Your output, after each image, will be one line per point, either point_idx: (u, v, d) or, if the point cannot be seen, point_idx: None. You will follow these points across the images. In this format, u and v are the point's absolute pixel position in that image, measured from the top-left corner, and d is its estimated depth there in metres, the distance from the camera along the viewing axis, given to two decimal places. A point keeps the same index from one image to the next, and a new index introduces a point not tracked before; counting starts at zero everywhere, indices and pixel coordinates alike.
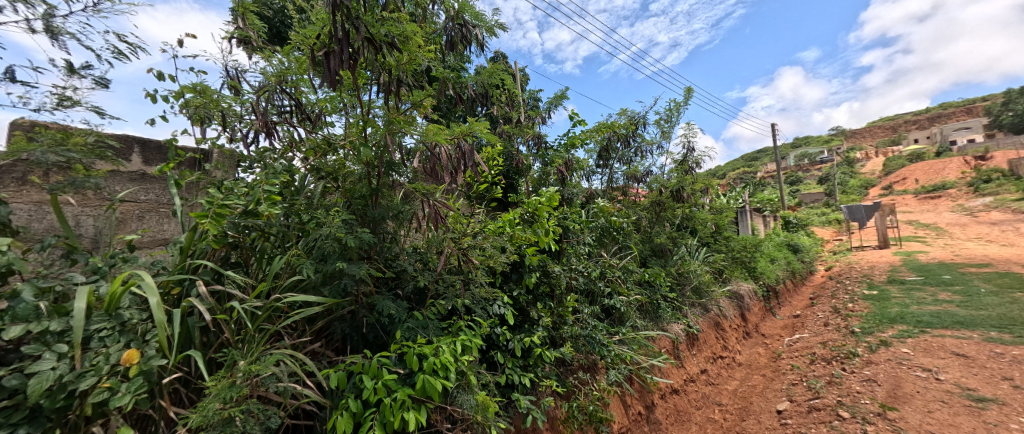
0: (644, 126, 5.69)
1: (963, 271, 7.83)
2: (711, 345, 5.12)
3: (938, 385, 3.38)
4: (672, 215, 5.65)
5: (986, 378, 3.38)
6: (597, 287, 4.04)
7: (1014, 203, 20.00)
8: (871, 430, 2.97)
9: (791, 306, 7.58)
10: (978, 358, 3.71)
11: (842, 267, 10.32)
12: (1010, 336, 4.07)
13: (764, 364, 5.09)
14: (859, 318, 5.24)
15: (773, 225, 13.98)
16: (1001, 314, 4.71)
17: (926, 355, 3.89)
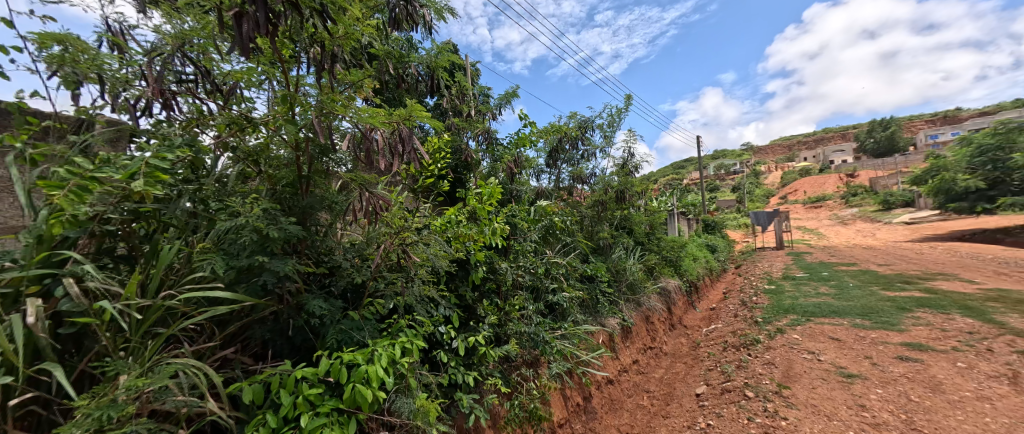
0: (590, 131, 6.06)
1: (839, 268, 9.37)
2: (642, 337, 5.58)
3: (820, 365, 4.03)
4: (612, 217, 6.07)
5: (854, 357, 4.10)
6: (541, 283, 4.24)
7: (879, 214, 24.15)
8: (770, 406, 3.46)
9: (709, 299, 8.49)
10: (849, 341, 4.47)
11: (751, 265, 11.75)
12: (870, 322, 4.97)
13: (685, 352, 5.66)
14: (762, 309, 6.03)
15: (696, 227, 15.48)
16: (865, 304, 5.72)
17: (811, 340, 4.62)
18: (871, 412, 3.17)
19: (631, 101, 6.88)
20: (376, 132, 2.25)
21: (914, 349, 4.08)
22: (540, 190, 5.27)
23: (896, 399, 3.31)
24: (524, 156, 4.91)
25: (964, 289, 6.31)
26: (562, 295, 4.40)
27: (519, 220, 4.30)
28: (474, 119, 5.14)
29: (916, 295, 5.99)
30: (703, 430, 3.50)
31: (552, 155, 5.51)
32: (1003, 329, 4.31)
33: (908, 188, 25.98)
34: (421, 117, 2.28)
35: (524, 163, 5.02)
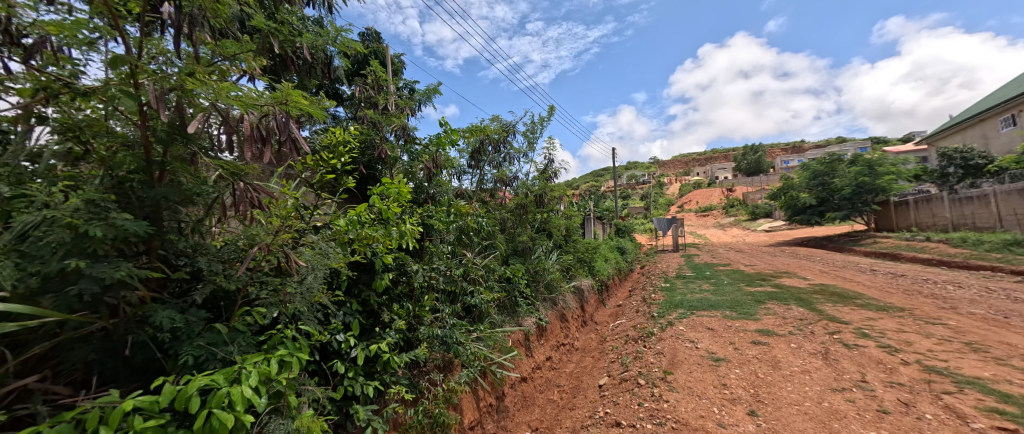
0: (513, 134, 6.18)
1: (717, 268, 11.09)
2: (556, 334, 5.88)
3: (696, 351, 4.70)
4: (532, 220, 6.24)
5: (722, 343, 4.87)
6: (459, 284, 4.14)
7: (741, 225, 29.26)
8: (656, 391, 3.86)
9: (616, 296, 9.33)
10: (719, 329, 5.31)
11: (652, 265, 13.25)
12: (735, 313, 5.96)
13: (594, 347, 6.07)
14: (657, 306, 6.83)
15: (608, 231, 17.02)
16: (732, 299, 6.84)
17: (692, 330, 5.36)
18: (729, 389, 3.75)
19: (553, 110, 7.19)
20: (247, 115, 1.96)
21: (763, 334, 5.00)
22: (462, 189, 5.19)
23: (748, 376, 3.98)
24: (446, 154, 4.78)
25: (801, 285, 7.89)
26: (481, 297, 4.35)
27: (436, 221, 4.08)
28: (392, 113, 4.78)
29: (768, 291, 7.32)
30: (601, 417, 3.75)
31: (475, 155, 5.47)
32: (820, 316, 5.49)
33: (760, 204, 31.88)
34: (301, 104, 2.08)
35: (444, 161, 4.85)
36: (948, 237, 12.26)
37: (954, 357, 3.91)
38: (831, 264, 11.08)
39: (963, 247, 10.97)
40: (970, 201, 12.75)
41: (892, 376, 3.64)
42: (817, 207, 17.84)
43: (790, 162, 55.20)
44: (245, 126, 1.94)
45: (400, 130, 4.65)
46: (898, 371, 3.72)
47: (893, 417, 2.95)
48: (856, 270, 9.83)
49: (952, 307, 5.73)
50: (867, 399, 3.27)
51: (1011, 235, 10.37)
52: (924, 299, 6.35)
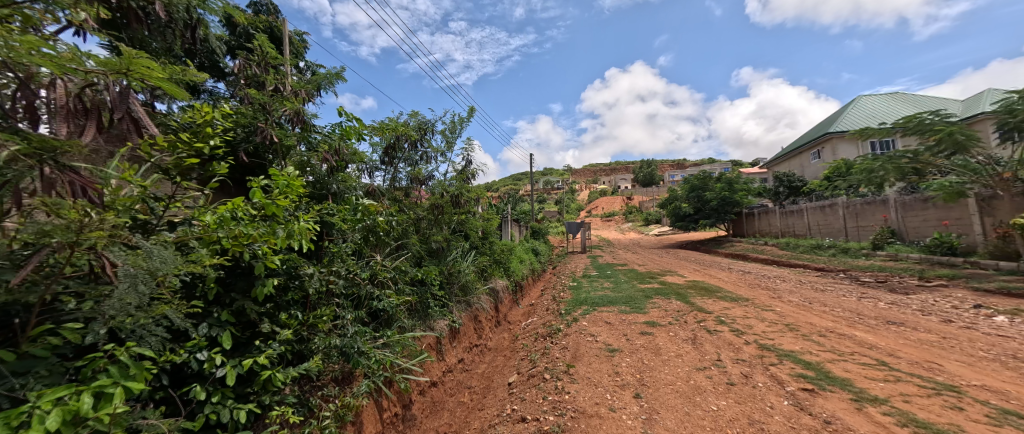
0: (432, 133, 6.06)
1: (616, 267, 12.41)
2: (468, 336, 5.94)
3: (596, 343, 5.17)
4: (448, 221, 6.14)
5: (617, 334, 5.46)
6: (364, 288, 3.81)
7: (633, 230, 33.05)
8: (559, 384, 4.11)
9: (529, 295, 9.74)
10: (615, 323, 5.94)
11: (561, 265, 14.16)
12: (628, 308, 6.72)
13: (506, 346, 6.24)
14: (565, 303, 7.34)
15: (523, 233, 17.78)
16: (627, 295, 7.71)
17: (593, 325, 5.88)
18: (621, 376, 4.16)
19: (474, 111, 7.24)
20: (62, 81, 1.65)
21: (650, 325, 5.73)
22: (371, 186, 4.82)
23: (636, 363, 4.47)
24: (352, 147, 4.07)
25: (680, 281, 9.23)
26: (390, 301, 4.08)
27: (338, 219, 3.54)
28: (284, 96, 3.84)
29: (655, 287, 8.40)
30: (508, 414, 3.83)
31: (388, 151, 5.21)
32: (693, 308, 6.47)
33: (648, 212, 36.42)
34: (146, 75, 1.77)
35: (347, 153, 4.01)
36: (777, 242, 15.57)
37: (779, 336, 4.98)
38: (700, 264, 13.16)
39: (785, 250, 14.05)
40: (792, 215, 16.29)
41: (738, 354, 4.47)
42: (689, 215, 21.05)
43: (673, 176, 63.84)
44: (58, 93, 1.61)
45: (295, 115, 3.66)
46: (742, 349, 4.59)
47: (737, 388, 3.61)
48: (718, 268, 11.82)
49: (780, 297, 7.26)
50: (721, 375, 3.95)
51: (814, 241, 13.61)
52: (763, 290, 7.93)
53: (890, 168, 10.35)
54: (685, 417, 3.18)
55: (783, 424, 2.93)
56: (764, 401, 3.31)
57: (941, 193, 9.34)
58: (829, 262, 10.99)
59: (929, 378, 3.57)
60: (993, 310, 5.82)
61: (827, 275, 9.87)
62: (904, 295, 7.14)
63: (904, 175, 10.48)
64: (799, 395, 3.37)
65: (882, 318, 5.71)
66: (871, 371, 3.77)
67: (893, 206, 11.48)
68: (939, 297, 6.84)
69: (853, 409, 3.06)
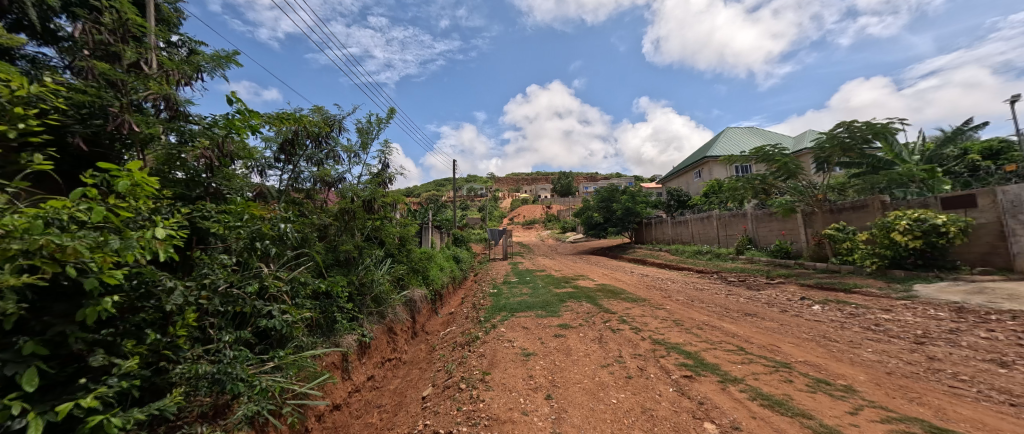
0: (339, 130, 5.74)
1: (535, 273, 12.90)
2: (380, 350, 5.67)
3: (512, 348, 5.30)
4: (361, 227, 5.78)
5: (532, 338, 5.68)
6: (251, 305, 3.27)
7: (552, 238, 34.59)
8: (474, 392, 4.10)
9: (449, 304, 9.62)
10: (531, 327, 6.16)
11: (482, 273, 14.25)
12: (543, 312, 7.03)
13: (421, 358, 6.08)
14: (484, 310, 7.41)
15: (445, 240, 17.55)
16: (544, 299, 8.06)
17: (511, 331, 6.02)
18: (534, 379, 4.31)
19: (392, 112, 7.03)
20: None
21: (563, 328, 6.06)
22: (261, 187, 4.24)
23: (549, 366, 4.66)
24: (241, 140, 3.47)
25: (591, 285, 9.91)
26: (283, 317, 3.65)
27: (215, 222, 2.99)
28: (155, 75, 3.20)
29: (569, 291, 8.91)
30: (420, 430, 3.69)
31: (283, 147, 4.73)
32: (600, 310, 6.99)
33: (565, 221, 38.44)
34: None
35: (238, 146, 3.49)
36: (671, 248, 17.57)
37: (667, 331, 5.63)
38: (610, 268, 14.28)
39: (676, 255, 15.94)
40: (680, 224, 18.50)
41: (636, 349, 4.95)
42: (601, 224, 22.70)
43: (588, 188, 68.52)
44: None
45: (163, 101, 3.10)
46: (638, 345, 5.09)
47: (633, 380, 3.99)
48: (623, 272, 12.96)
49: (670, 296, 8.20)
50: (621, 370, 4.32)
51: (699, 248, 15.66)
52: (657, 291, 8.90)
53: (751, 188, 12.41)
54: (588, 412, 3.41)
55: (668, 408, 3.31)
56: (654, 390, 3.70)
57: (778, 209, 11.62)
58: (708, 265, 12.75)
59: (771, 358, 4.33)
60: (812, 300, 7.29)
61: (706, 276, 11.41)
62: (756, 291, 8.58)
63: (756, 193, 12.66)
64: (682, 381, 3.83)
65: (742, 311, 6.77)
66: (733, 356, 4.45)
67: (749, 218, 13.69)
68: (779, 291, 8.37)
69: (718, 389, 3.59)
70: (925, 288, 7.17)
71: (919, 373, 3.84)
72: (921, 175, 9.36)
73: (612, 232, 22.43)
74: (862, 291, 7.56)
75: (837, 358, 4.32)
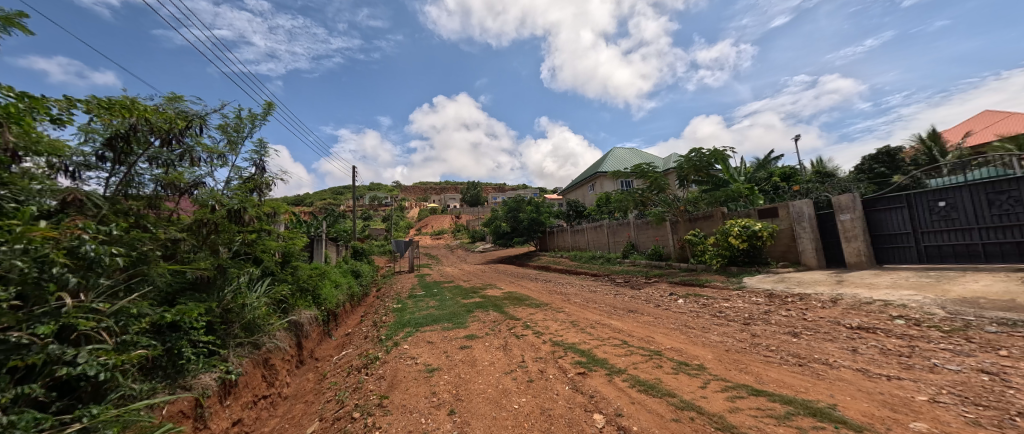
0: (200, 128, 5.01)
1: (442, 284, 12.70)
2: (253, 386, 4.92)
3: (416, 366, 5.10)
4: (229, 241, 5.03)
5: (438, 353, 5.55)
6: (49, 349, 2.56)
7: (461, 249, 34.41)
8: (369, 420, 3.80)
9: (346, 324, 8.92)
10: (437, 341, 6.04)
11: (385, 288, 13.54)
12: (449, 324, 6.96)
13: (308, 389, 5.50)
14: (386, 328, 7.06)
15: (343, 254, 16.28)
16: (451, 311, 7.99)
17: (414, 347, 5.84)
18: (437, 395, 4.15)
19: (269, 107, 6.42)
20: None
21: (469, 339, 6.07)
22: (75, 192, 3.32)
23: (454, 379, 4.57)
24: (29, 134, 2.92)
25: (497, 293, 10.11)
26: (99, 360, 2.86)
27: None
28: None
29: (476, 301, 8.97)
30: None
31: (111, 142, 3.91)
32: (506, 317, 7.18)
33: (474, 231, 38.60)
34: None
35: (19, 137, 2.87)
36: (570, 255, 18.84)
37: (565, 332, 6.03)
38: (516, 276, 14.73)
39: (574, 261, 17.13)
40: (578, 233, 19.99)
41: (537, 353, 5.19)
42: (508, 234, 23.38)
43: (496, 197, 70.11)
44: None
45: None
46: (540, 348, 5.36)
47: (534, 383, 4.17)
48: (529, 279, 13.49)
49: (568, 299, 8.78)
50: (524, 374, 4.49)
51: (594, 254, 17.06)
52: (557, 295, 9.49)
53: (633, 200, 14.05)
54: (490, 421, 3.45)
55: (564, 406, 3.53)
56: (552, 391, 3.92)
57: (654, 217, 13.31)
58: (600, 269, 13.96)
59: (647, 348, 4.92)
60: (677, 295, 8.48)
61: (599, 279, 12.48)
62: (637, 290, 9.68)
63: (636, 205, 14.33)
64: (577, 378, 4.12)
65: (627, 308, 7.57)
66: (618, 350, 4.94)
67: (632, 227, 15.38)
68: (654, 289, 9.55)
69: (606, 381, 3.95)
70: (751, 280, 8.90)
71: (743, 347, 4.74)
72: (744, 193, 11.72)
73: (519, 241, 23.26)
74: (713, 284, 9.07)
75: (694, 342, 5.09)
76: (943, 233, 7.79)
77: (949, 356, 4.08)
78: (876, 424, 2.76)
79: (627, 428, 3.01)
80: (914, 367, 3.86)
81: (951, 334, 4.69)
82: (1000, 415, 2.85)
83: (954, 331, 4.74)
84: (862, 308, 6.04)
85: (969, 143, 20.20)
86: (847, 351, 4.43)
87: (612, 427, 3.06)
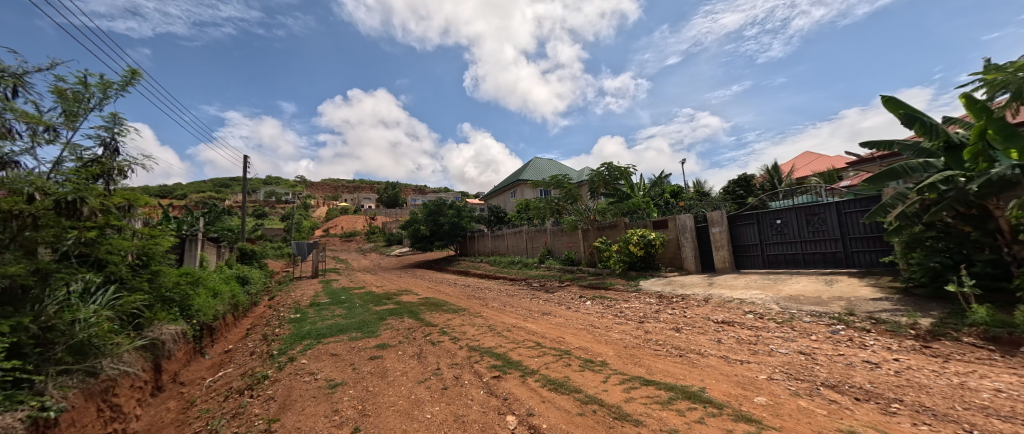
0: (16, 90, 4.09)
1: (351, 291, 11.85)
2: (84, 425, 3.93)
3: (315, 383, 4.66)
4: (55, 240, 4.12)
5: (341, 367, 5.15)
6: None
7: (376, 252, 32.65)
8: None
9: (226, 341, 7.81)
10: (342, 354, 5.65)
11: (281, 296, 12.18)
12: (358, 334, 6.58)
13: (168, 420, 4.67)
14: (278, 342, 6.41)
15: (225, 257, 14.25)
16: (359, 320, 7.55)
17: (314, 361, 5.39)
18: (339, 414, 3.84)
19: (130, 74, 5.45)
20: None
21: (380, 349, 5.78)
22: None
23: (360, 393, 4.30)
24: None
25: (413, 299, 9.77)
26: None
27: None
28: None
29: (389, 308, 8.57)
30: None
31: None
32: (421, 324, 6.98)
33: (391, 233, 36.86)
34: None
35: None
36: (490, 259, 19.01)
37: (482, 337, 6.06)
38: (433, 281, 14.37)
39: (493, 266, 17.32)
40: (498, 238, 20.30)
41: (453, 359, 5.14)
42: (426, 238, 22.73)
43: (416, 200, 67.93)
44: None
45: None
46: (456, 354, 5.32)
47: (449, 390, 4.12)
48: (447, 284, 13.26)
49: (486, 304, 8.85)
50: (438, 382, 4.40)
51: (513, 258, 17.44)
52: (475, 300, 9.51)
53: (550, 208, 14.79)
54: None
55: (478, 411, 3.55)
56: (467, 396, 3.92)
57: (569, 224, 14.07)
58: (518, 274, 14.30)
59: (558, 348, 5.19)
60: (586, 297, 9.07)
61: (517, 283, 12.80)
62: (551, 293, 10.11)
63: (553, 212, 15.06)
64: (491, 382, 4.18)
65: (540, 311, 7.88)
66: (532, 351, 5.13)
67: (548, 233, 16.08)
68: (566, 292, 10.09)
69: (520, 383, 4.07)
70: (646, 283, 9.88)
71: (637, 343, 5.25)
72: (642, 206, 13.04)
73: (438, 245, 22.80)
74: (616, 287, 9.89)
75: (598, 341, 5.50)
76: (781, 245, 9.45)
77: (781, 341, 5.01)
78: (733, 401, 3.26)
79: (537, 427, 3.13)
80: (758, 352, 4.66)
81: (782, 324, 5.77)
82: (812, 386, 3.58)
83: (784, 322, 5.84)
84: (725, 305, 7.11)
85: (806, 171, 25.12)
86: (714, 341, 5.18)
87: (524, 426, 3.15)
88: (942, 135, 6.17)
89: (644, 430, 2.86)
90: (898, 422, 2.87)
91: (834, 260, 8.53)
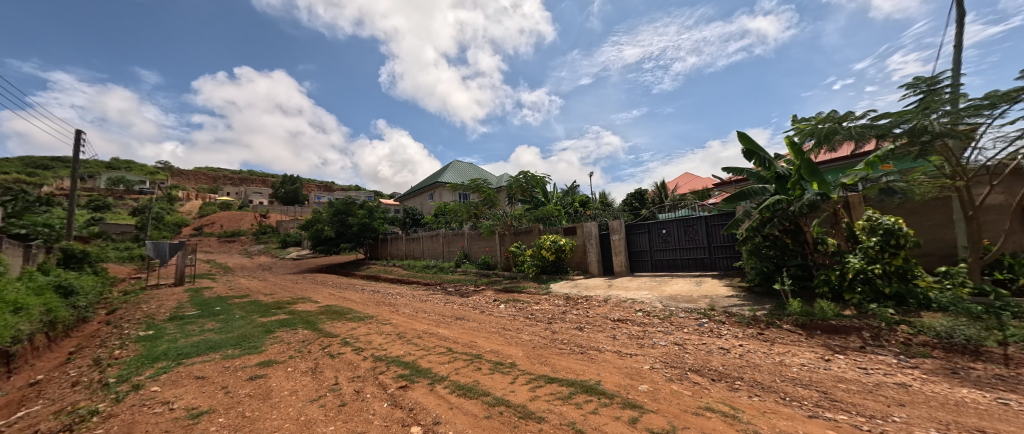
0: None
1: (229, 301, 10.33)
2: None
3: (168, 415, 3.90)
4: None
5: (208, 394, 4.42)
6: None
7: (267, 255, 29.23)
8: None
9: (31, 371, 6.12)
10: (211, 376, 4.94)
11: (126, 309, 10.09)
12: (237, 351, 5.84)
13: None
14: (118, 367, 5.34)
15: (37, 261, 11.78)
16: (240, 334, 6.69)
17: (171, 388, 4.61)
18: None
19: None
20: None
21: (263, 367, 5.18)
22: None
23: (233, 421, 3.72)
24: None
25: (311, 308, 8.94)
26: None
27: None
28: None
29: (279, 319, 7.74)
30: None
31: None
32: (319, 336, 6.44)
33: (291, 233, 33.43)
34: None
35: None
36: (403, 263, 18.30)
37: (390, 345, 5.81)
38: (337, 287, 13.29)
39: (406, 270, 16.71)
40: (413, 241, 19.69)
41: (355, 372, 4.83)
42: (331, 239, 21.07)
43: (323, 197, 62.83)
44: None
45: None
46: (358, 366, 5.01)
47: (347, 407, 3.84)
48: (353, 290, 12.38)
49: (396, 310, 8.49)
50: (335, 399, 4.09)
51: (428, 262, 17.03)
52: (384, 306, 9.06)
53: (468, 212, 14.78)
54: None
55: (379, 426, 3.37)
56: (368, 411, 3.70)
57: (487, 230, 14.19)
58: (432, 278, 13.98)
59: (469, 353, 5.21)
60: (500, 301, 9.25)
61: (431, 288, 12.53)
62: (465, 298, 10.07)
63: (471, 216, 15.04)
64: (397, 393, 4.02)
65: (453, 316, 7.82)
66: (443, 357, 5.07)
67: (465, 237, 16.03)
68: (481, 296, 10.15)
69: (429, 391, 3.98)
70: (555, 286, 10.39)
71: (544, 343, 5.51)
72: (554, 213, 13.72)
73: (345, 248, 21.25)
74: (528, 291, 10.23)
75: (509, 343, 5.65)
76: (665, 251, 10.65)
77: (661, 335, 5.68)
78: (622, 390, 3.60)
79: None
80: (644, 345, 5.21)
81: (663, 320, 6.53)
82: (682, 371, 4.11)
83: (664, 318, 6.61)
84: (622, 304, 7.83)
85: (687, 188, 29.12)
86: (610, 338, 5.66)
87: None
88: (771, 167, 7.44)
89: (547, 426, 3.00)
90: (739, 395, 3.44)
91: (700, 264, 9.95)
